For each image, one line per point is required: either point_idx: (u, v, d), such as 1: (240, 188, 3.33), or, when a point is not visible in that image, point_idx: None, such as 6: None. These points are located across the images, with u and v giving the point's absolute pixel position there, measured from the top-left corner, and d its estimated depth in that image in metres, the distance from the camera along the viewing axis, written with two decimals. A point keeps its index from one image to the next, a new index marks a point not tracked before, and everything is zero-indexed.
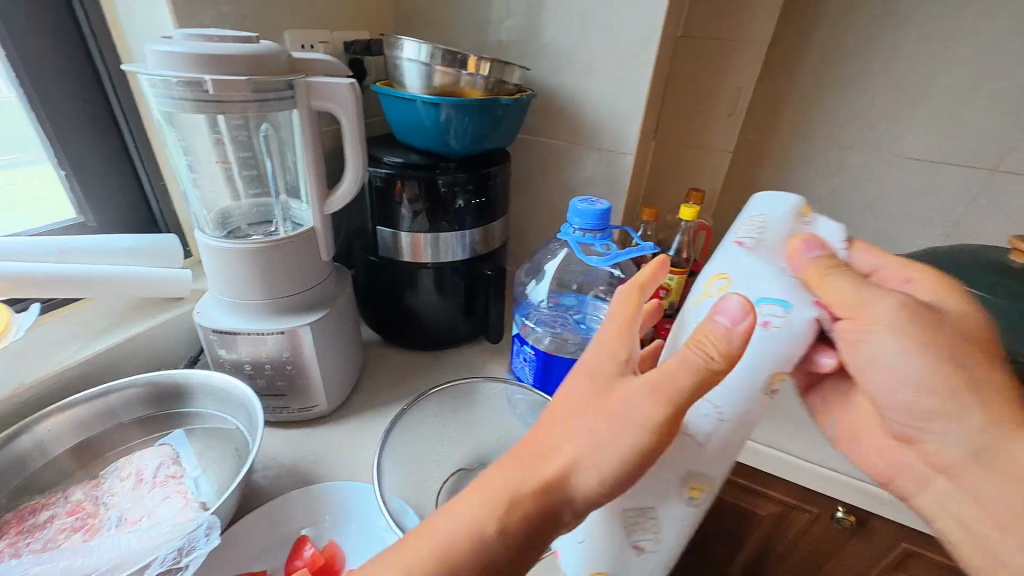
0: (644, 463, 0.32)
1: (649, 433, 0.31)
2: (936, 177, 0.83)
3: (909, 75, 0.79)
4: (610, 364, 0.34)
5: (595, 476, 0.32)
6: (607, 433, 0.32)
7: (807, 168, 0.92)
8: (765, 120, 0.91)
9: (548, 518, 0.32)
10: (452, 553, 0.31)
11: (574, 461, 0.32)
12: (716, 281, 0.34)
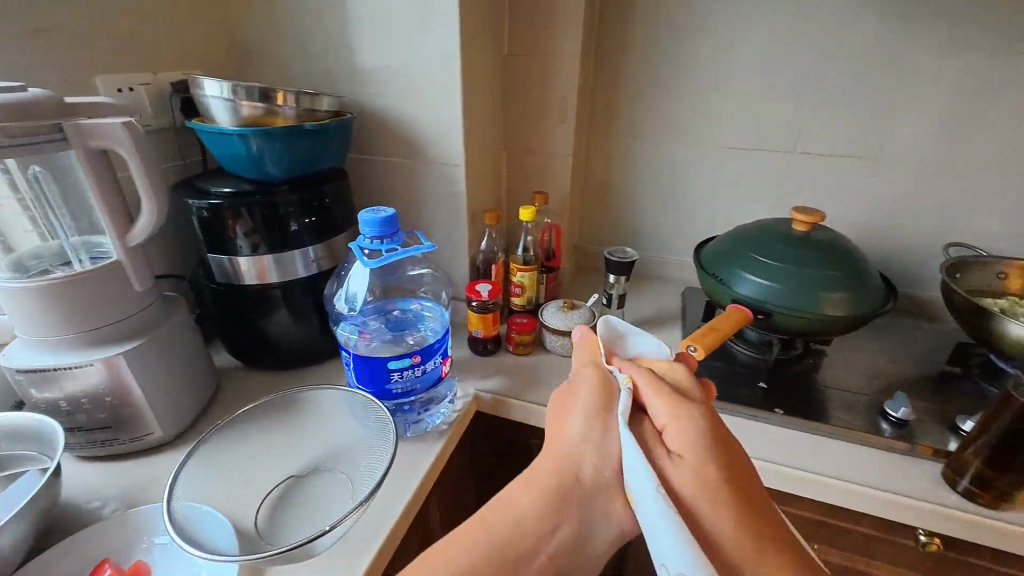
0: (606, 439, 0.50)
1: (600, 410, 0.52)
2: (743, 165, 0.97)
3: (704, 80, 0.93)
4: (576, 399, 0.53)
5: (578, 455, 0.50)
6: (578, 423, 0.51)
7: (645, 167, 1.03)
8: (602, 124, 1.03)
9: (560, 496, 0.48)
10: (490, 534, 0.46)
11: (562, 453, 0.50)
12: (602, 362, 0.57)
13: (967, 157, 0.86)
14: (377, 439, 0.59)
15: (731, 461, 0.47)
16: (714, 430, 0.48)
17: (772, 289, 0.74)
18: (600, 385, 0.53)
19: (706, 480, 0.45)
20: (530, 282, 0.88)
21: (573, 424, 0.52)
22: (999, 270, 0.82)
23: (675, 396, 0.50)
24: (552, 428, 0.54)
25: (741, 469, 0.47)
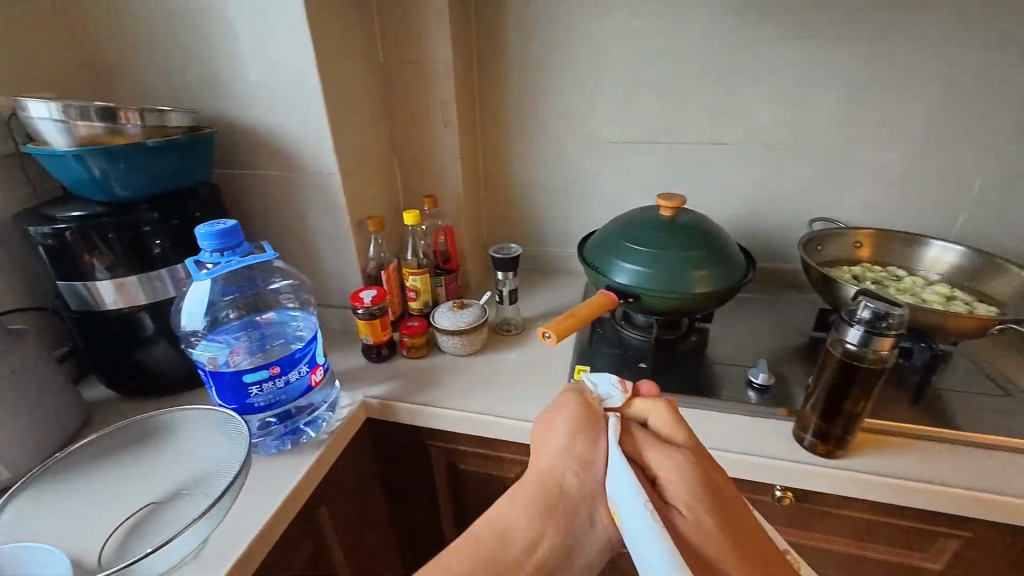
0: (590, 463, 0.55)
1: (587, 440, 0.56)
2: (628, 157, 1.02)
3: (583, 77, 0.97)
4: (561, 422, 0.57)
5: (567, 474, 0.55)
6: (565, 448, 0.56)
7: (540, 165, 1.07)
8: (494, 125, 1.06)
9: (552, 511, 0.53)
10: (486, 546, 0.51)
11: (551, 472, 0.55)
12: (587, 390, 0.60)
13: (819, 138, 0.93)
14: (234, 452, 0.58)
15: (712, 490, 0.51)
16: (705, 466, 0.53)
17: (645, 274, 0.77)
18: (591, 420, 0.57)
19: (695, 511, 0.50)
20: (423, 285, 0.89)
21: (558, 439, 0.56)
22: (851, 240, 0.89)
23: (663, 443, 0.54)
24: (541, 448, 0.58)
25: (727, 501, 0.52)
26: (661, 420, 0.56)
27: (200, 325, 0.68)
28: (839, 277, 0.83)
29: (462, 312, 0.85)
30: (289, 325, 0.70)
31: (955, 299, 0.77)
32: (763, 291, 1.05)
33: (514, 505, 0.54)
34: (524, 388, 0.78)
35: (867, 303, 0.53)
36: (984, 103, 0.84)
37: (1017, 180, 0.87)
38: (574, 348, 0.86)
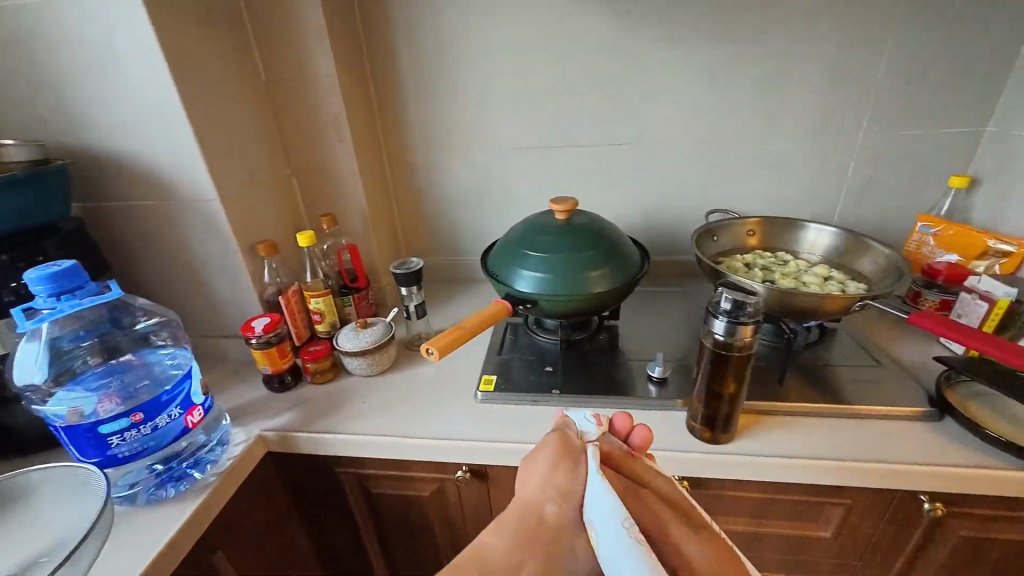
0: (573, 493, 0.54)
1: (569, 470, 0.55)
2: (532, 160, 1.04)
3: (479, 86, 0.98)
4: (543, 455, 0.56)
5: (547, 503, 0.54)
6: (547, 479, 0.55)
7: (449, 173, 1.07)
8: (397, 138, 1.05)
9: (529, 535, 0.52)
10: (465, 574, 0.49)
11: (533, 501, 0.54)
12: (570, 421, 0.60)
13: (706, 134, 0.97)
14: (95, 504, 0.52)
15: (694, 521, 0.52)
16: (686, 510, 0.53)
17: (541, 280, 0.77)
18: (572, 453, 0.56)
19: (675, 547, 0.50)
20: (326, 307, 0.87)
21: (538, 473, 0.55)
22: (742, 229, 0.93)
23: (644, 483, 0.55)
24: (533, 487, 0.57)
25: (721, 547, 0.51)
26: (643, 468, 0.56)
27: (43, 376, 0.62)
28: (731, 265, 0.87)
29: (366, 331, 0.83)
30: (157, 363, 0.68)
31: (831, 279, 0.82)
32: (674, 283, 1.09)
33: (496, 533, 0.53)
34: (429, 404, 0.76)
35: (725, 295, 0.55)
36: (846, 93, 0.89)
37: (883, 163, 0.93)
38: (484, 356, 0.85)
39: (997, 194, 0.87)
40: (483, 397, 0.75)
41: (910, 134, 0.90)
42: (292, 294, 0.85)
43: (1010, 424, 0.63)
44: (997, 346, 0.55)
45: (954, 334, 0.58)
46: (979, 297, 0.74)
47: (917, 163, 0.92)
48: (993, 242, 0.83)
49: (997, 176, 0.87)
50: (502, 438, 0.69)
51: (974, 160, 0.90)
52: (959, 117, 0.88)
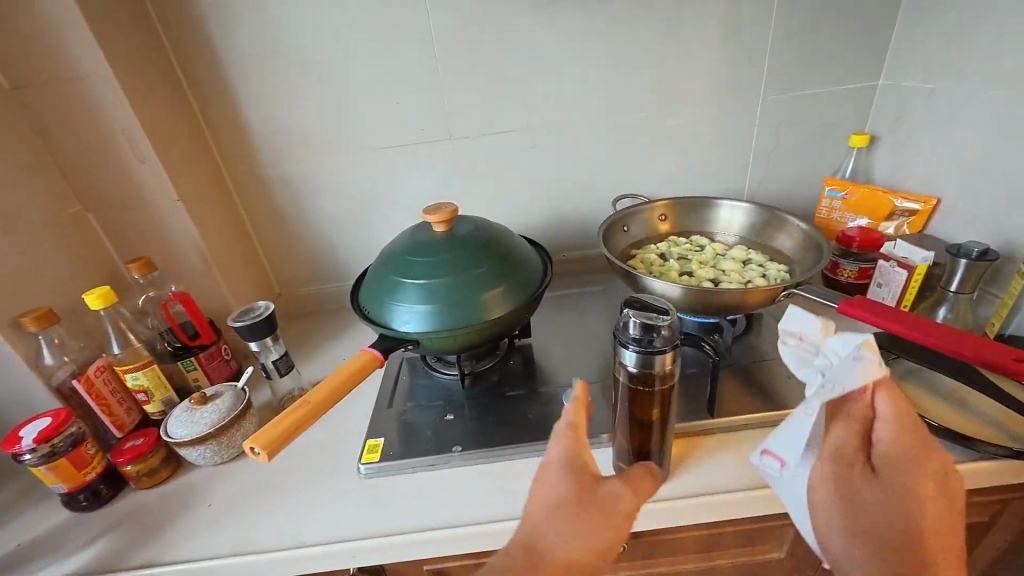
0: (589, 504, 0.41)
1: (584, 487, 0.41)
2: (412, 159, 0.88)
3: (328, 74, 0.80)
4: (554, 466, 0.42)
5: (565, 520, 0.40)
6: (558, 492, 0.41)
7: (314, 183, 0.89)
8: (237, 148, 0.85)
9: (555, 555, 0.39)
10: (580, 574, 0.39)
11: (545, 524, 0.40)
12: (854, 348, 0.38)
13: (601, 112, 0.86)
14: None
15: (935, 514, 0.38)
16: (919, 465, 0.39)
17: (427, 313, 0.61)
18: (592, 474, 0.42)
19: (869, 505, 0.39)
20: (151, 383, 0.66)
21: (548, 483, 0.42)
22: (653, 214, 0.83)
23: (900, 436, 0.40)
24: (557, 518, 0.40)
25: (943, 511, 0.39)
26: (894, 406, 0.39)
27: None
28: (645, 259, 0.77)
29: (204, 407, 0.63)
30: None
31: (750, 263, 0.74)
32: (591, 280, 0.99)
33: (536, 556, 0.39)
34: (299, 492, 0.59)
35: (632, 318, 0.44)
36: (741, 54, 0.81)
37: (786, 127, 0.87)
38: (373, 410, 0.69)
39: (897, 150, 0.84)
40: (367, 470, 0.60)
41: (808, 94, 0.85)
42: (93, 374, 0.63)
43: (943, 404, 0.58)
44: (921, 334, 0.49)
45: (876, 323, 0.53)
46: (897, 265, 0.69)
47: (818, 125, 0.87)
48: (899, 201, 0.80)
49: (895, 131, 0.83)
50: (394, 525, 0.54)
51: (871, 117, 0.86)
52: (852, 72, 0.83)
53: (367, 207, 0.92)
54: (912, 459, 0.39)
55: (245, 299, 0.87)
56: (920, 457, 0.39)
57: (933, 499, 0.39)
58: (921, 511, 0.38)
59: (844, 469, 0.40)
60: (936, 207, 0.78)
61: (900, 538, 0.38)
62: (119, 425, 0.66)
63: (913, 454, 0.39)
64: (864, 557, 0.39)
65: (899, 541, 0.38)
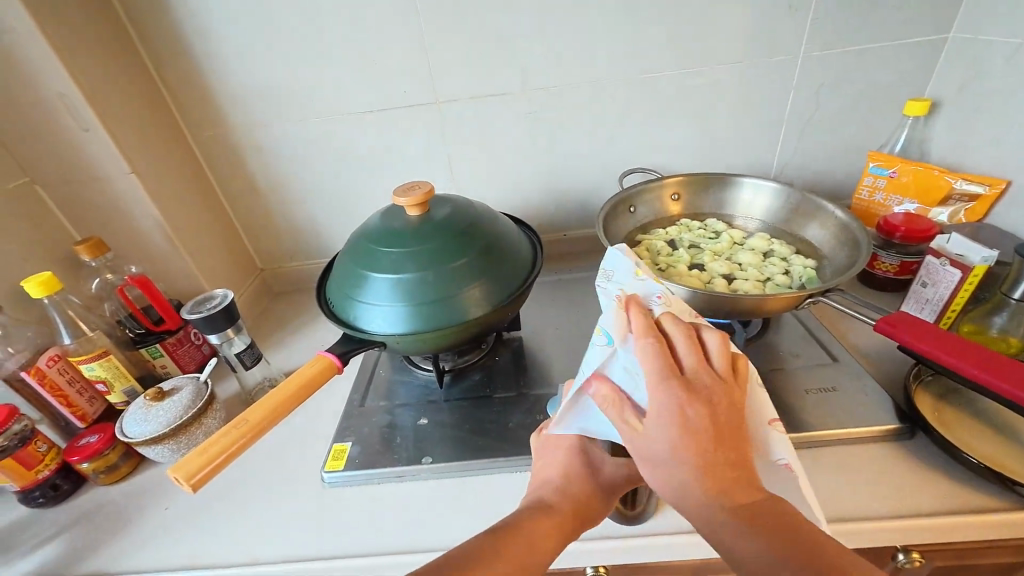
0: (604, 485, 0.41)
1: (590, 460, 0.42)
2: (395, 125, 0.78)
3: (295, 26, 0.70)
4: (560, 439, 0.43)
5: (571, 485, 0.40)
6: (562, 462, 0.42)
7: (288, 152, 0.81)
8: (200, 110, 0.76)
9: (559, 525, 0.38)
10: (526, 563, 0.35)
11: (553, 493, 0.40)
12: (600, 335, 0.40)
13: (611, 70, 0.74)
14: None
15: (711, 452, 0.34)
16: (681, 405, 0.34)
17: (396, 312, 0.55)
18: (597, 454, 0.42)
19: (665, 465, 0.35)
20: (110, 374, 0.62)
21: (560, 453, 0.42)
22: (663, 193, 0.73)
23: (664, 383, 0.35)
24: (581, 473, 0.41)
25: (725, 441, 0.35)
26: (649, 356, 0.36)
27: None
28: (652, 247, 0.68)
29: (161, 403, 0.59)
30: None
31: (772, 256, 0.65)
32: (594, 263, 0.90)
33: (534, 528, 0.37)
34: (263, 499, 0.55)
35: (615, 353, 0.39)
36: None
37: (828, 90, 0.74)
38: (344, 411, 0.64)
39: (963, 120, 0.70)
40: (332, 479, 0.55)
41: (859, 49, 0.71)
42: (45, 365, 0.58)
43: (988, 434, 0.50)
44: (937, 349, 0.45)
45: (925, 348, 0.45)
46: (951, 264, 0.58)
47: (867, 87, 0.74)
48: (958, 183, 0.68)
49: (962, 97, 0.70)
50: (358, 544, 0.50)
51: (934, 78, 0.73)
52: (920, 21, 0.69)
53: (349, 180, 0.84)
54: (666, 400, 0.34)
55: (220, 278, 0.81)
56: (691, 401, 0.34)
57: (716, 432, 0.34)
58: (714, 457, 0.35)
59: (628, 435, 0.36)
60: (1004, 192, 0.66)
61: (707, 488, 0.34)
62: (80, 416, 0.62)
63: (680, 397, 0.34)
64: (686, 501, 0.35)
65: (696, 484, 0.34)
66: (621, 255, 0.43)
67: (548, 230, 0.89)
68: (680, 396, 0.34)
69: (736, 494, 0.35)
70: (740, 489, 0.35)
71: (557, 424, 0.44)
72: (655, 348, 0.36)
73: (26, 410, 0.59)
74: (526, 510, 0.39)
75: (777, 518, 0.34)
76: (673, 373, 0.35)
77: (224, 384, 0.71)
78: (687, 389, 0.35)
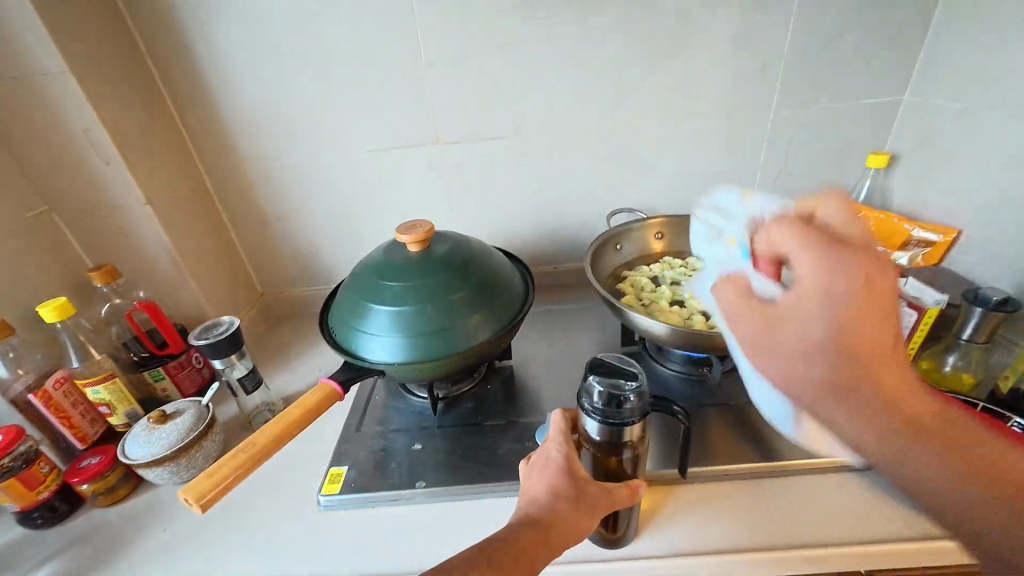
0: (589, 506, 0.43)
1: (575, 481, 0.44)
2: (397, 163, 0.83)
3: (307, 72, 0.75)
4: (547, 461, 0.46)
5: (557, 503, 0.42)
6: (549, 482, 0.44)
7: (295, 185, 0.85)
8: (213, 145, 0.81)
9: (544, 541, 0.39)
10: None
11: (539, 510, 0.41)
12: (738, 238, 0.46)
13: (599, 119, 0.80)
14: None
15: (887, 340, 0.32)
16: (862, 278, 0.32)
17: (398, 342, 0.58)
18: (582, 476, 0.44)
19: (819, 350, 0.33)
20: (113, 397, 0.64)
21: (547, 474, 0.45)
22: (647, 233, 0.79)
23: (834, 254, 0.33)
24: (566, 494, 0.42)
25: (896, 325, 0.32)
26: (798, 235, 0.35)
27: None
28: (636, 284, 0.73)
29: (163, 426, 0.61)
30: None
31: None
32: (582, 294, 0.95)
33: (519, 544, 0.38)
34: (260, 521, 0.57)
35: (597, 386, 0.42)
36: (753, 64, 0.75)
37: (798, 142, 0.81)
38: (341, 436, 0.67)
39: (919, 174, 0.77)
40: (327, 502, 0.58)
41: (825, 108, 0.78)
42: (52, 388, 0.61)
43: None
44: None
45: None
46: (908, 305, 0.63)
47: (833, 140, 0.81)
48: (915, 230, 0.74)
49: (918, 153, 0.77)
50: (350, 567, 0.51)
51: (892, 135, 0.80)
52: (877, 85, 0.76)
53: (352, 212, 0.88)
54: (847, 274, 0.32)
55: (222, 303, 0.84)
56: (873, 274, 0.32)
57: (892, 316, 0.32)
58: (885, 341, 0.32)
59: (767, 325, 0.35)
60: (956, 240, 0.72)
61: (866, 378, 0.33)
62: (81, 438, 0.64)
63: (860, 268, 0.32)
64: (833, 404, 0.34)
65: (856, 374, 0.33)
66: (734, 192, 0.52)
67: (539, 262, 0.94)
68: (863, 266, 0.32)
69: (903, 401, 0.33)
70: (906, 391, 0.33)
71: (545, 449, 0.47)
72: (801, 229, 0.35)
73: (29, 430, 0.61)
74: (514, 525, 0.41)
75: (928, 423, 0.34)
76: (846, 252, 0.33)
77: (222, 408, 0.73)
78: (868, 266, 0.32)
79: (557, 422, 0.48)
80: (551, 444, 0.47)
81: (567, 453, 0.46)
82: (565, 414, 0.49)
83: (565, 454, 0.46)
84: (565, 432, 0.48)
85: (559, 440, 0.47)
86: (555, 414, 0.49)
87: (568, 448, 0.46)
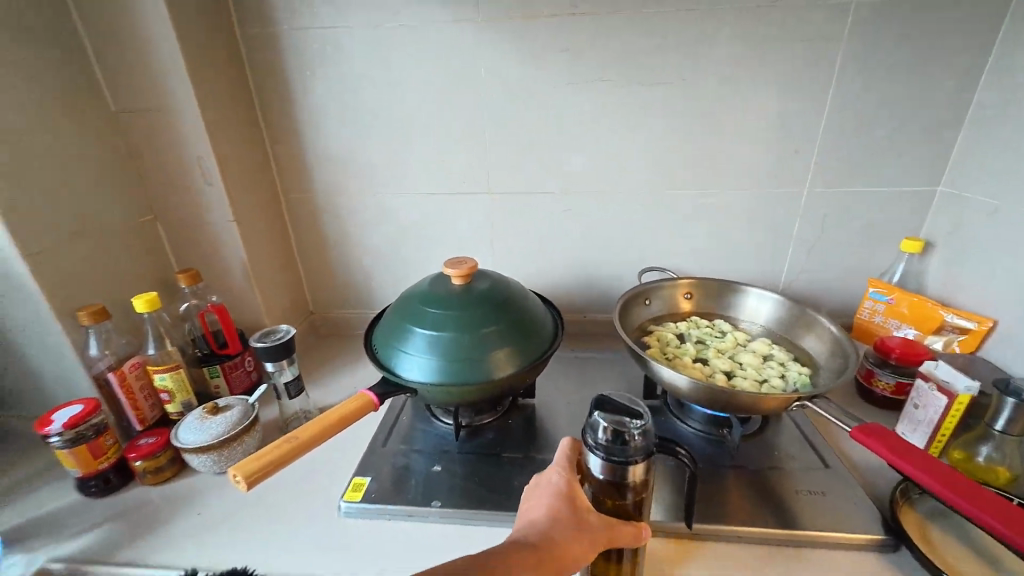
0: (583, 534, 0.44)
1: (571, 509, 0.46)
2: (451, 206, 0.92)
3: (386, 123, 0.86)
4: (548, 485, 0.48)
5: (552, 527, 0.44)
6: (546, 506, 0.46)
7: (358, 218, 0.95)
8: (294, 177, 0.92)
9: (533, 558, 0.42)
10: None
11: (534, 531, 0.44)
12: None
13: (638, 183, 0.86)
14: None
15: None
16: None
17: (433, 365, 0.63)
18: (579, 505, 0.46)
19: None
20: (175, 386, 0.71)
21: (546, 498, 0.47)
22: (677, 291, 0.82)
23: None
24: (563, 521, 0.45)
25: None
26: None
27: None
28: (662, 338, 0.75)
29: (212, 416, 0.67)
30: None
31: (771, 359, 0.71)
32: (609, 345, 0.98)
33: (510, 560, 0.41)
34: (284, 518, 0.61)
35: (603, 422, 0.45)
36: (787, 145, 0.80)
37: (830, 221, 0.84)
38: (367, 448, 0.71)
39: (953, 262, 0.78)
40: (349, 508, 0.61)
41: (857, 191, 0.82)
42: (128, 370, 0.69)
43: (978, 563, 0.51)
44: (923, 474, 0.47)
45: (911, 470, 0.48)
46: (937, 388, 0.63)
47: (866, 223, 0.84)
48: (949, 316, 0.75)
49: (953, 242, 0.78)
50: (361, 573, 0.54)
51: (927, 223, 0.82)
52: (910, 175, 0.80)
53: (404, 246, 0.97)
54: None
55: (279, 314, 0.93)
56: None
57: None
58: None
59: None
60: (992, 330, 0.72)
61: None
62: (141, 419, 0.71)
63: None
64: None
65: None
66: None
67: (570, 310, 0.99)
68: None
69: None
70: None
71: (547, 474, 0.49)
72: None
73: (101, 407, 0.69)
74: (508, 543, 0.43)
75: None
76: None
77: (264, 410, 0.79)
78: None
79: (562, 452, 0.51)
80: (553, 471, 0.49)
81: (567, 481, 0.48)
82: (570, 446, 0.52)
83: (565, 481, 0.48)
84: (570, 462, 0.50)
85: (561, 469, 0.49)
86: (562, 445, 0.52)
87: (571, 476, 0.48)
